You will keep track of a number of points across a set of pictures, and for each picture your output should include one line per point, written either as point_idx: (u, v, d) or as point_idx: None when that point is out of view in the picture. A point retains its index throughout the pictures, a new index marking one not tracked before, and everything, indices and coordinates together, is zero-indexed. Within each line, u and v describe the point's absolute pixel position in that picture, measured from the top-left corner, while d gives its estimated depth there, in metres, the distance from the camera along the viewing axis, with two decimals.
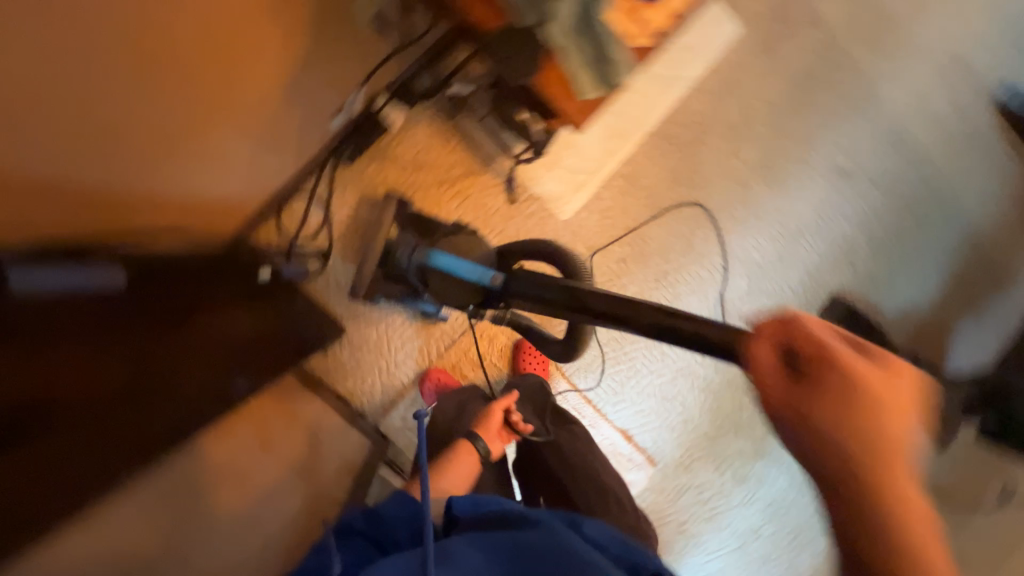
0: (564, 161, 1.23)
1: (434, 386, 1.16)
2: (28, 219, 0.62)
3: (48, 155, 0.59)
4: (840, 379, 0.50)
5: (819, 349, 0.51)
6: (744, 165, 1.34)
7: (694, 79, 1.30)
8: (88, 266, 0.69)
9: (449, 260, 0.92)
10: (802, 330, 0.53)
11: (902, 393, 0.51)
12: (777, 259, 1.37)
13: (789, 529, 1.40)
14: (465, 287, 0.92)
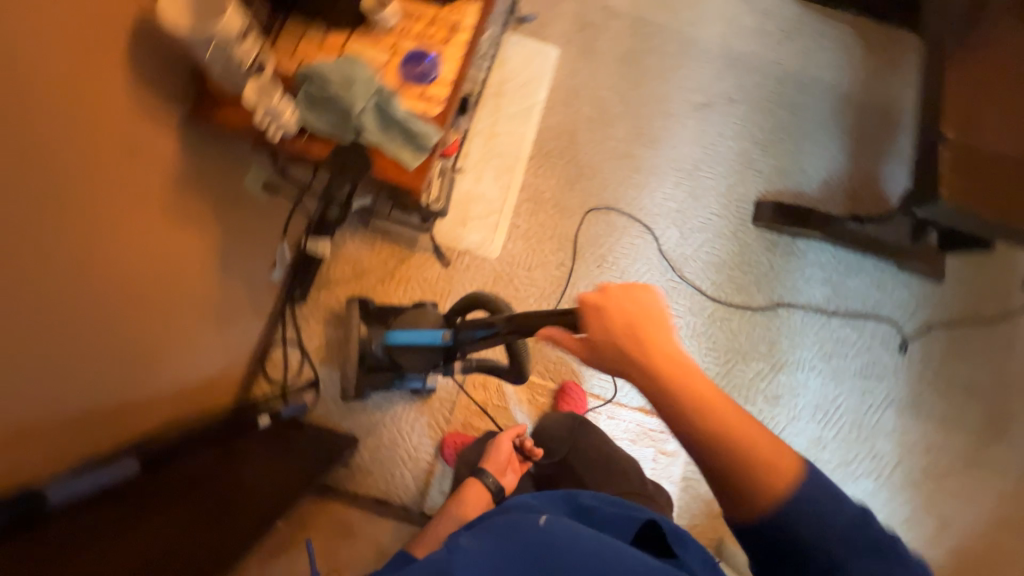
0: (473, 213, 1.40)
1: (453, 450, 1.23)
2: (61, 455, 0.70)
3: (70, 400, 0.69)
4: (623, 319, 0.56)
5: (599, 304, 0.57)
6: (619, 142, 1.52)
7: (542, 102, 1.51)
8: (102, 466, 0.75)
9: (408, 333, 0.99)
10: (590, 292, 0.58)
11: (652, 312, 0.56)
12: (690, 198, 1.50)
13: (847, 423, 1.38)
14: (426, 353, 1.00)
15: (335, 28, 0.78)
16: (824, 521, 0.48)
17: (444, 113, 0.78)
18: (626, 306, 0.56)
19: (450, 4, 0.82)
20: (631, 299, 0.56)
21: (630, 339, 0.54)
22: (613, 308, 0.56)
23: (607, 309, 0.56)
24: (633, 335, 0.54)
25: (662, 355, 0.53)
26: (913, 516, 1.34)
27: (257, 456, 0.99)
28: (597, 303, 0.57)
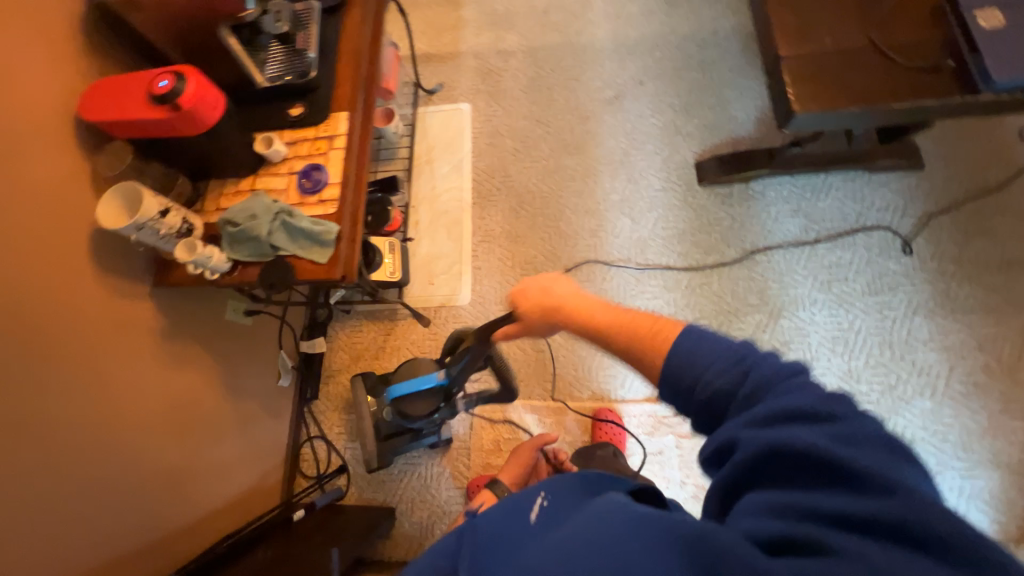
0: (437, 270, 1.52)
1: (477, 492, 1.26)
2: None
3: (109, 538, 0.83)
4: (547, 297, 0.74)
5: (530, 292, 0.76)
6: (549, 159, 1.60)
7: (470, 152, 1.64)
8: None
9: (409, 384, 1.06)
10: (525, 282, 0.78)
11: (561, 288, 0.73)
12: (631, 183, 1.53)
13: (874, 345, 1.27)
14: (427, 398, 1.07)
15: (244, 175, 0.96)
16: (708, 378, 0.53)
17: (340, 208, 0.91)
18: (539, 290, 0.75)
19: (326, 120, 0.98)
20: (537, 286, 0.76)
21: (552, 314, 0.73)
22: (533, 295, 0.75)
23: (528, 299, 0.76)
24: (553, 309, 0.73)
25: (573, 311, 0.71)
26: (992, 424, 1.18)
27: (299, 542, 1.10)
28: (518, 295, 0.78)
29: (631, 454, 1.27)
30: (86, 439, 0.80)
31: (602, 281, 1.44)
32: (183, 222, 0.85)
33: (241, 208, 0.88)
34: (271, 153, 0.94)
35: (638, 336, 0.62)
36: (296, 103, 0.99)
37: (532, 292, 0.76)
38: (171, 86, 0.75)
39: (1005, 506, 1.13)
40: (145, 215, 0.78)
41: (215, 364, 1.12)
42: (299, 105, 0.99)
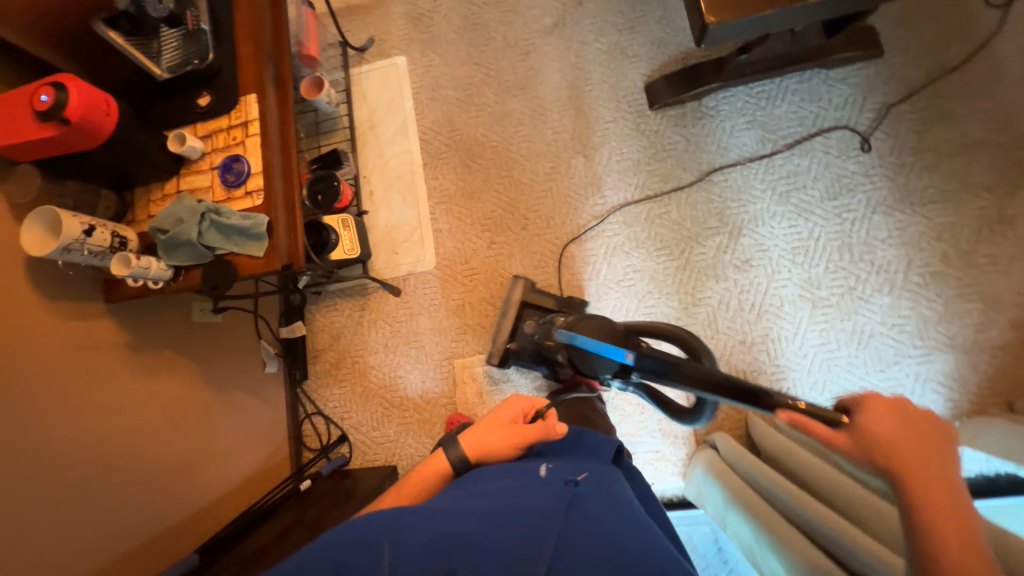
0: (399, 239, 1.51)
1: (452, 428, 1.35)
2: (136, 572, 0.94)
3: (123, 533, 0.93)
4: (909, 431, 0.55)
5: (913, 422, 0.56)
6: (494, 106, 1.52)
7: (412, 110, 1.57)
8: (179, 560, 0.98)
9: (595, 343, 0.84)
10: (903, 403, 0.57)
11: (931, 440, 0.55)
12: (582, 119, 1.46)
13: (833, 251, 1.28)
14: (604, 363, 0.86)
15: (166, 178, 0.94)
16: None
17: (267, 198, 0.90)
18: (905, 416, 0.56)
19: (235, 106, 0.94)
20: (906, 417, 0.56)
21: (892, 454, 0.55)
22: (887, 419, 0.56)
23: (870, 411, 0.57)
24: (907, 453, 0.54)
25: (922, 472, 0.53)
26: (949, 310, 1.21)
27: (308, 508, 1.20)
28: (874, 410, 0.57)
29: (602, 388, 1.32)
30: (72, 453, 0.87)
31: (562, 225, 1.43)
32: (113, 236, 0.85)
33: (169, 213, 0.87)
34: (186, 151, 0.91)
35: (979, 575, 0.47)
36: (201, 92, 0.94)
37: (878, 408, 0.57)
38: (51, 99, 0.72)
39: (960, 385, 1.19)
40: (67, 236, 0.77)
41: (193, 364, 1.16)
42: (206, 93, 0.94)
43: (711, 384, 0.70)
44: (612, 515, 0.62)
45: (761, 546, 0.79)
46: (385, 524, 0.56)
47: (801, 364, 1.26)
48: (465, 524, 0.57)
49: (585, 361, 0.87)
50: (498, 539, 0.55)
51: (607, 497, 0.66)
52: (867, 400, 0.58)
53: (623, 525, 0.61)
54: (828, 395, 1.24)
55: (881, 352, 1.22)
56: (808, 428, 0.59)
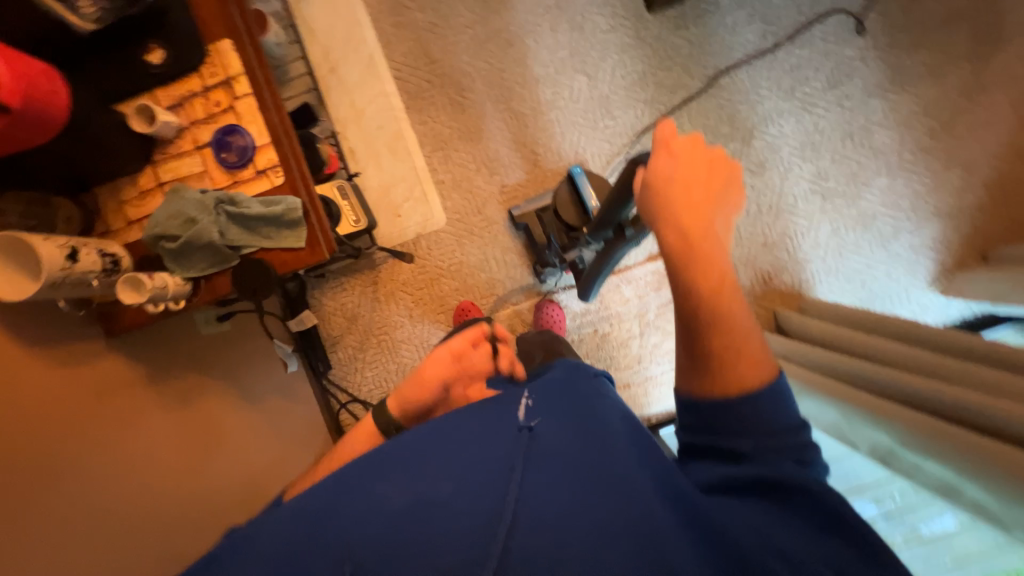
0: (398, 199, 1.35)
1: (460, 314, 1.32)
2: None
3: None
4: (712, 190, 0.55)
5: (715, 177, 0.56)
6: (474, 27, 1.32)
7: (377, 43, 1.32)
8: None
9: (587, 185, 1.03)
10: (700, 159, 0.56)
11: (721, 188, 0.56)
12: (572, 30, 1.32)
13: (834, 143, 1.33)
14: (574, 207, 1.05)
15: (138, 169, 0.73)
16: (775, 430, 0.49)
17: (289, 176, 0.74)
18: (692, 149, 0.56)
19: (206, 61, 0.72)
20: (693, 156, 0.56)
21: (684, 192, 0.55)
22: (681, 150, 0.56)
23: (662, 152, 0.57)
24: (683, 204, 0.55)
25: (680, 196, 0.55)
26: (935, 181, 1.33)
27: None
28: (666, 149, 0.57)
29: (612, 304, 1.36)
30: (139, 515, 0.74)
31: (575, 156, 1.34)
32: (103, 256, 0.66)
33: (168, 215, 0.68)
34: (159, 130, 0.70)
35: (699, 273, 0.54)
36: (150, 44, 0.70)
37: (673, 133, 0.57)
38: None
39: (945, 246, 1.34)
40: (53, 267, 0.58)
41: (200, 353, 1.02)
42: (158, 47, 0.71)
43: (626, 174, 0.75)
44: (578, 451, 0.54)
45: (854, 423, 0.86)
46: (358, 495, 0.52)
47: (816, 254, 1.35)
48: (428, 489, 0.52)
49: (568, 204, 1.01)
50: (463, 501, 0.50)
51: (579, 431, 0.58)
52: (691, 150, 0.56)
53: (587, 462, 0.52)
54: (842, 278, 1.35)
55: (881, 230, 1.34)
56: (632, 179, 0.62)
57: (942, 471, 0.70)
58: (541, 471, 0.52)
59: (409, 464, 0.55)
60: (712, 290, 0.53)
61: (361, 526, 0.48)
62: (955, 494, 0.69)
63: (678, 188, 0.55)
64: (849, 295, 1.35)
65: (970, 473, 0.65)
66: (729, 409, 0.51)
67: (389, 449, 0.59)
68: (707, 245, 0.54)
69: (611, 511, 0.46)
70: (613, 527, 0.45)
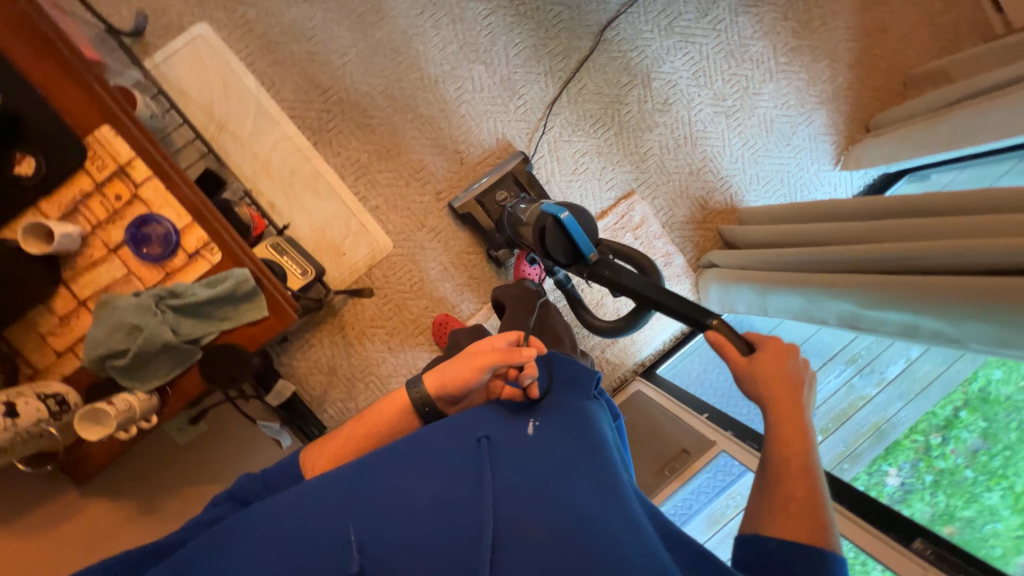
0: (338, 237, 1.29)
1: (439, 326, 1.31)
2: None
3: None
4: (800, 402, 0.59)
5: (799, 387, 0.59)
6: (356, 45, 1.28)
7: (260, 87, 1.24)
8: None
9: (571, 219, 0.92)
10: (793, 367, 0.60)
11: (804, 396, 0.60)
12: (454, 23, 1.32)
13: (719, 66, 1.44)
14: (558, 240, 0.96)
15: (50, 294, 0.64)
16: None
17: (226, 248, 0.69)
18: (788, 358, 0.60)
19: (88, 154, 0.65)
20: (795, 363, 0.60)
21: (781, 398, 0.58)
22: (780, 356, 0.60)
23: (769, 350, 0.60)
24: (778, 396, 0.59)
25: (781, 395, 0.58)
26: (811, 74, 1.48)
27: None
28: (770, 347, 0.61)
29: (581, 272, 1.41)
30: None
31: (498, 143, 1.35)
32: (45, 398, 0.59)
33: (106, 330, 0.61)
34: (61, 245, 0.62)
35: (783, 438, 0.57)
36: (16, 156, 0.62)
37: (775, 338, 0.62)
38: None
39: (836, 128, 1.50)
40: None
41: (158, 467, 0.92)
42: (25, 156, 0.63)
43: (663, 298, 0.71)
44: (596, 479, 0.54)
45: (818, 301, 0.97)
46: (368, 497, 0.50)
47: (736, 169, 1.47)
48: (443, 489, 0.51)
49: (553, 238, 0.83)
50: (481, 502, 0.49)
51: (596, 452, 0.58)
52: (787, 359, 0.60)
53: (605, 490, 0.53)
54: (764, 183, 1.48)
55: (782, 131, 1.48)
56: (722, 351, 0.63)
57: (900, 315, 0.80)
58: (559, 484, 0.52)
59: (430, 463, 0.53)
60: (790, 462, 0.55)
61: (378, 524, 0.47)
62: (915, 330, 0.79)
63: (774, 384, 0.59)
64: (774, 196, 1.49)
65: (922, 307, 0.76)
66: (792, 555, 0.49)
67: (414, 440, 0.56)
68: (787, 418, 0.58)
69: (627, 532, 0.49)
70: (627, 547, 0.47)
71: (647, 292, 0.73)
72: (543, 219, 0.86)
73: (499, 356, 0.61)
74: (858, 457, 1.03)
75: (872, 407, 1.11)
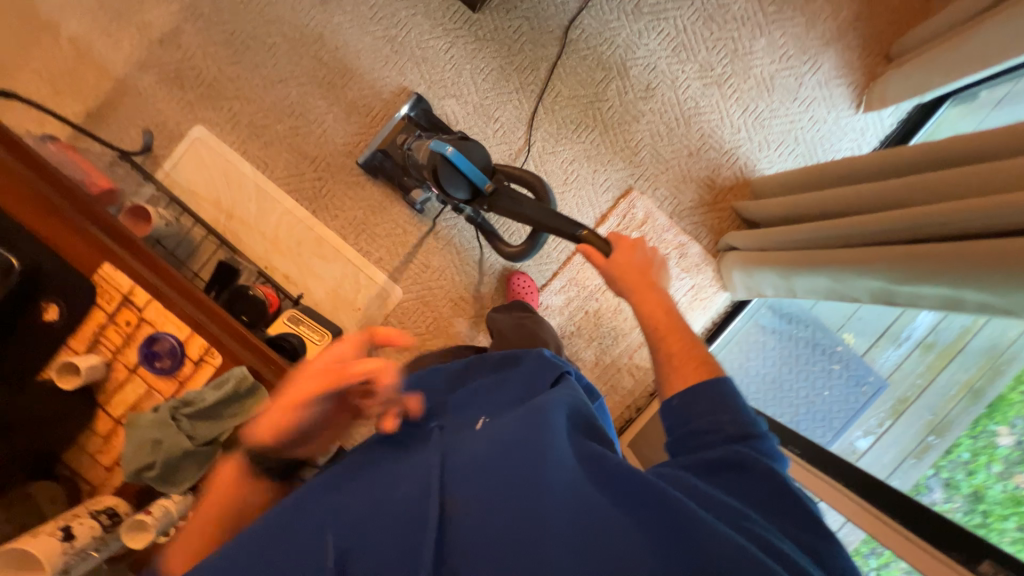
0: (350, 294, 1.35)
1: None
2: None
3: None
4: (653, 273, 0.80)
5: (649, 264, 0.80)
6: (333, 110, 1.34)
7: (256, 171, 1.33)
8: None
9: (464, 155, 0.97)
10: (639, 251, 0.81)
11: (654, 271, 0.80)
12: (418, 65, 1.34)
13: (699, 35, 1.34)
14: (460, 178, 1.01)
15: (91, 419, 0.73)
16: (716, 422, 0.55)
17: (224, 349, 0.75)
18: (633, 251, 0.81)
19: (97, 291, 0.73)
20: (640, 253, 0.81)
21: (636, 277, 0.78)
22: (631, 250, 0.81)
23: (620, 247, 0.82)
24: (633, 276, 0.79)
25: (636, 278, 0.78)
26: (808, 17, 1.33)
27: None
28: (622, 242, 0.82)
29: (594, 284, 1.37)
30: None
31: None
32: (97, 514, 0.66)
33: (134, 448, 0.68)
34: (88, 377, 0.70)
35: (647, 302, 0.75)
36: (44, 305, 0.71)
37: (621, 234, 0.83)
38: None
39: (850, 67, 1.34)
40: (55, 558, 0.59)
41: None
42: (51, 304, 0.72)
43: (546, 218, 0.91)
44: (521, 436, 0.53)
45: (845, 280, 0.88)
46: (323, 505, 0.54)
47: (741, 138, 1.35)
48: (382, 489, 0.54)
49: (448, 174, 0.95)
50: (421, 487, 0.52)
51: (524, 412, 0.57)
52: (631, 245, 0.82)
53: (525, 430, 0.54)
54: (776, 146, 1.36)
55: (786, 87, 1.35)
56: (590, 258, 0.83)
57: (940, 290, 0.71)
58: (488, 448, 0.54)
59: (376, 470, 0.57)
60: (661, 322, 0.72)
61: (337, 525, 0.51)
62: (959, 304, 0.69)
63: (627, 271, 0.79)
64: (790, 157, 1.35)
65: (959, 279, 0.67)
66: (692, 402, 0.58)
67: (368, 456, 0.60)
68: (650, 294, 0.76)
69: (552, 477, 0.50)
70: (548, 484, 0.49)
71: (534, 214, 0.92)
72: (435, 160, 0.96)
73: (329, 376, 0.53)
74: (950, 422, 0.88)
75: (957, 363, 0.93)
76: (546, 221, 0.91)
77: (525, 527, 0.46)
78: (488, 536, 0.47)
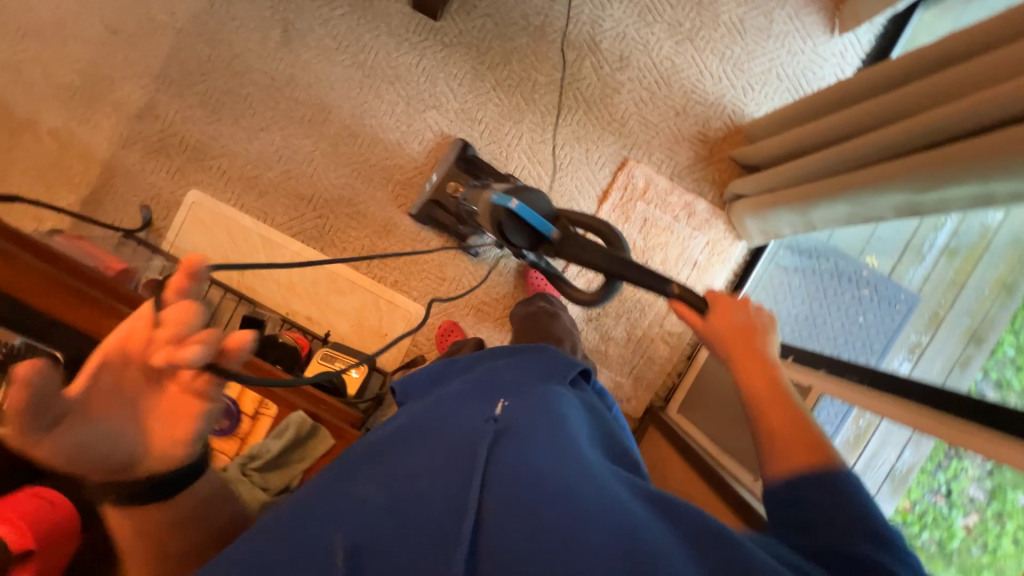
0: (375, 322, 1.35)
1: None
2: None
3: None
4: (761, 340, 0.72)
5: (752, 329, 0.72)
6: (319, 147, 1.34)
7: (258, 222, 1.34)
8: None
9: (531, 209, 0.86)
10: (745, 317, 0.74)
11: (759, 335, 0.72)
12: (393, 85, 1.34)
13: None
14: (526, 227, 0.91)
15: None
16: (830, 502, 0.53)
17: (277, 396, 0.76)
18: (736, 312, 0.74)
19: None
20: (741, 315, 0.74)
21: (738, 340, 0.71)
22: (732, 313, 0.74)
23: (719, 307, 0.74)
24: (742, 345, 0.71)
25: (743, 350, 0.71)
26: None
27: None
28: (720, 303, 0.75)
29: None
30: None
31: None
32: None
33: None
34: None
35: (751, 367, 0.69)
36: None
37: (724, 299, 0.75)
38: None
39: None
40: None
41: None
42: None
43: (625, 272, 0.78)
44: (556, 447, 0.54)
45: (865, 201, 0.87)
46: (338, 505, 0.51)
47: (724, 86, 1.35)
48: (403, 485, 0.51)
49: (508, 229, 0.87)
50: (444, 487, 0.50)
51: (554, 425, 0.58)
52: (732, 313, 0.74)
53: (560, 447, 0.54)
54: (760, 87, 1.35)
55: (757, 27, 1.34)
56: (682, 319, 0.76)
57: (966, 189, 0.71)
58: (520, 449, 0.52)
59: (393, 466, 0.55)
60: (765, 391, 0.66)
61: (359, 523, 0.47)
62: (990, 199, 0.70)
63: (731, 335, 0.72)
64: (776, 96, 1.35)
65: (985, 176, 0.67)
66: (807, 491, 0.55)
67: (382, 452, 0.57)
68: (754, 366, 0.69)
69: (587, 485, 0.49)
70: (584, 493, 0.48)
71: (610, 266, 0.79)
72: (496, 214, 0.88)
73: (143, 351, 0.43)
74: (991, 321, 0.89)
75: (985, 263, 0.95)
76: (627, 275, 0.78)
77: (565, 527, 0.44)
78: (517, 544, 0.43)
